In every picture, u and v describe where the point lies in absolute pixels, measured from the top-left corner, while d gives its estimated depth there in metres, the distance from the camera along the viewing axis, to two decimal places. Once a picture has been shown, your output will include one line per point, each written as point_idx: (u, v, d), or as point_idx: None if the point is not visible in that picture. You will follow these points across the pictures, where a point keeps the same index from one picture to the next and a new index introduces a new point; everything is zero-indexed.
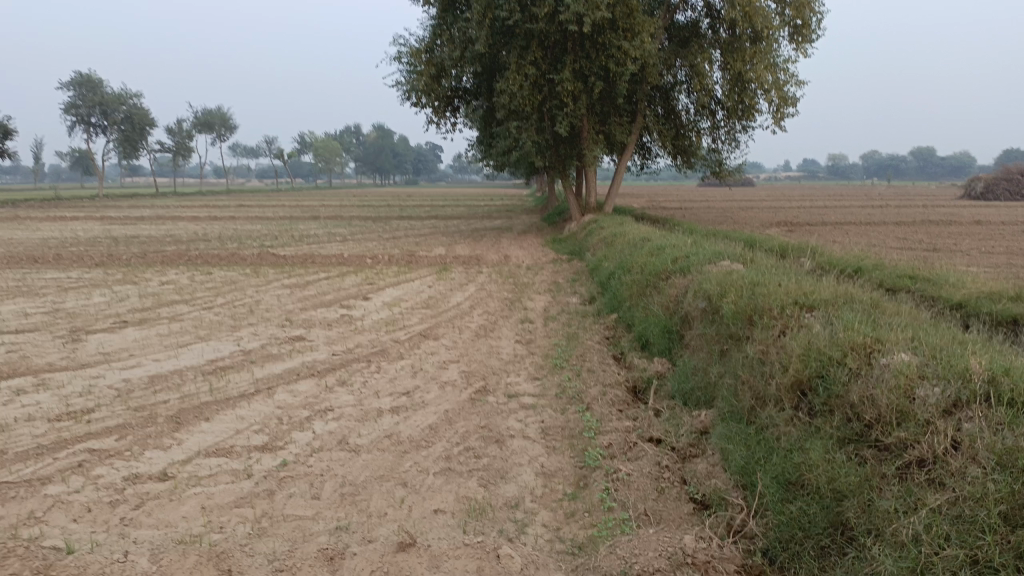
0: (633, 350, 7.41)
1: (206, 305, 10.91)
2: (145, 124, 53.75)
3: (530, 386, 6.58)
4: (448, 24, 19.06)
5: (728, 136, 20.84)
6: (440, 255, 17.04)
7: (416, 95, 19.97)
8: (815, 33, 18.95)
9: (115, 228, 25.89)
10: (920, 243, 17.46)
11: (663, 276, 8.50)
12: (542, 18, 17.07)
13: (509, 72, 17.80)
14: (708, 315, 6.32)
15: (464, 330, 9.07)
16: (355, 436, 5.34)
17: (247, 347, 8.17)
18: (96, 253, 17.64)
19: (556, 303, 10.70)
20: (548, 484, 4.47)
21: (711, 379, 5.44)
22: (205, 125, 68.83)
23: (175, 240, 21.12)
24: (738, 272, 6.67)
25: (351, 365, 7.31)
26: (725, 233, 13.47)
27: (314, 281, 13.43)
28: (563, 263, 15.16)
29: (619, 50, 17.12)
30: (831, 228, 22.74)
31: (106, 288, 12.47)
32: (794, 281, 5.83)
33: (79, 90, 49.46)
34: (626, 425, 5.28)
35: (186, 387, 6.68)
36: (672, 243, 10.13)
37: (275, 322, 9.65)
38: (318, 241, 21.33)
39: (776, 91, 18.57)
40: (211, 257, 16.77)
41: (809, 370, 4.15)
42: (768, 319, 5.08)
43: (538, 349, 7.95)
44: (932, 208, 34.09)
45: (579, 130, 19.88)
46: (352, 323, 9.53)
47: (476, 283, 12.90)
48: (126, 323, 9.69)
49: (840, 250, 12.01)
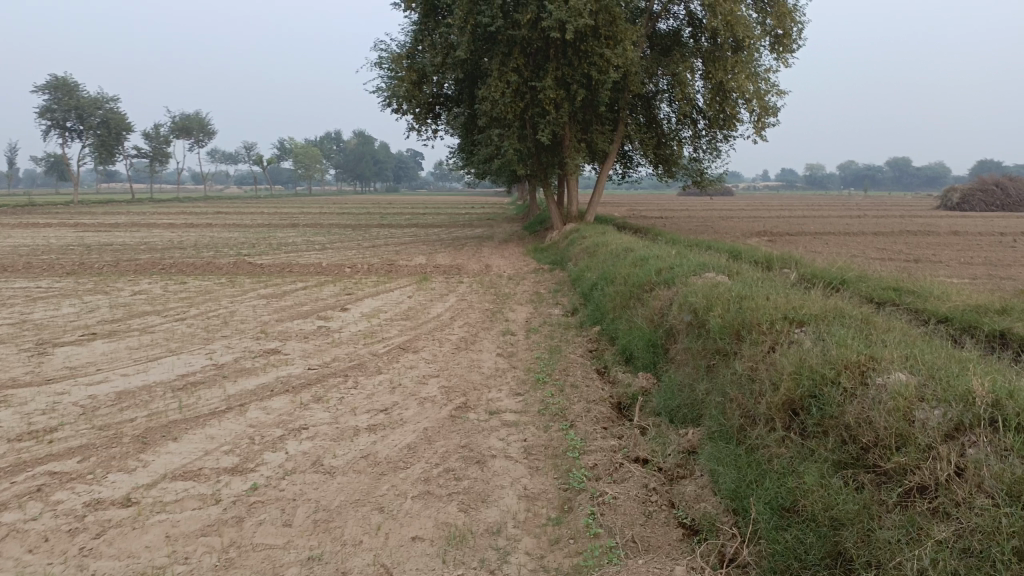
0: (617, 364, 7.25)
1: (179, 316, 10.63)
2: (121, 129, 53.06)
3: (512, 402, 6.40)
4: (429, 31, 18.94)
5: (709, 145, 20.85)
6: (421, 265, 16.82)
7: (397, 102, 19.82)
8: (795, 42, 19.03)
9: (89, 236, 25.38)
10: (901, 254, 17.52)
11: (647, 287, 8.37)
12: (524, 25, 16.98)
13: (491, 78, 17.65)
14: (694, 329, 6.18)
15: (445, 342, 8.87)
16: (330, 456, 5.13)
17: (220, 361, 7.91)
18: (67, 262, 17.22)
19: (538, 315, 10.53)
20: (531, 508, 4.28)
21: (698, 395, 5.29)
22: (183, 130, 67.98)
23: (150, 249, 20.71)
24: (723, 285, 6.55)
25: (328, 381, 7.09)
26: (708, 244, 13.40)
27: (292, 291, 13.16)
28: (545, 273, 15.03)
29: (601, 58, 17.05)
30: (811, 238, 22.82)
31: (76, 298, 12.12)
32: (781, 295, 5.71)
33: (54, 94, 48.70)
34: (611, 444, 5.11)
35: (154, 405, 6.42)
36: (655, 254, 10.01)
37: (250, 334, 9.39)
38: (296, 249, 21.02)
39: (757, 101, 18.60)
40: (186, 266, 16.44)
41: (801, 389, 4.00)
42: (756, 334, 4.94)
43: (520, 363, 7.77)
44: (910, 218, 34.42)
45: (561, 138, 19.78)
46: (330, 335, 9.29)
47: (457, 293, 12.71)
48: (95, 335, 9.38)
49: (822, 261, 11.98)
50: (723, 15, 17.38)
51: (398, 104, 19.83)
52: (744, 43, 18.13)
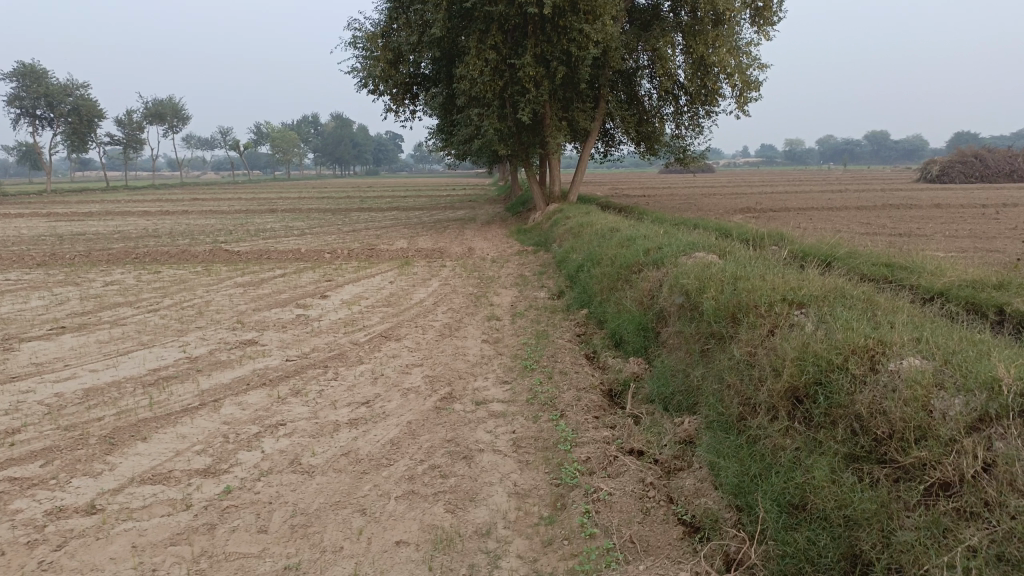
0: (606, 348, 7.03)
1: (152, 307, 10.27)
2: (93, 116, 51.95)
3: (499, 392, 6.15)
4: (404, 8, 18.49)
5: (691, 122, 20.63)
6: (402, 249, 16.50)
7: (373, 82, 19.41)
8: (776, 16, 18.79)
9: (61, 226, 24.76)
10: (886, 228, 17.42)
11: (634, 268, 8.14)
12: (502, 1, 16.58)
13: (468, 56, 17.25)
14: (686, 312, 5.96)
15: (428, 329, 8.61)
16: (308, 454, 4.87)
17: (194, 354, 7.59)
18: (37, 253, 16.71)
19: (523, 298, 10.28)
20: (522, 506, 4.05)
21: (693, 382, 5.08)
22: (157, 116, 66.69)
23: (124, 238, 20.19)
24: (714, 265, 6.33)
25: (307, 372, 6.81)
26: (694, 222, 13.19)
27: (270, 278, 12.81)
28: (528, 254, 14.78)
29: (581, 34, 16.71)
30: (795, 213, 22.67)
31: (45, 291, 11.70)
32: (776, 274, 5.50)
33: (22, 81, 47.43)
34: (604, 435, 4.88)
35: (124, 402, 6.12)
36: (641, 233, 9.78)
37: (225, 324, 9.06)
38: (274, 235, 20.58)
39: (739, 75, 18.34)
40: (161, 255, 16.01)
41: (806, 376, 3.79)
42: (754, 316, 4.71)
43: (506, 349, 7.53)
44: (892, 192, 34.48)
45: (542, 117, 19.44)
46: (309, 324, 8.98)
47: (439, 278, 12.44)
48: (63, 329, 9.02)
49: (810, 237, 11.82)
50: None
51: (374, 84, 19.39)
52: (725, 16, 17.85)
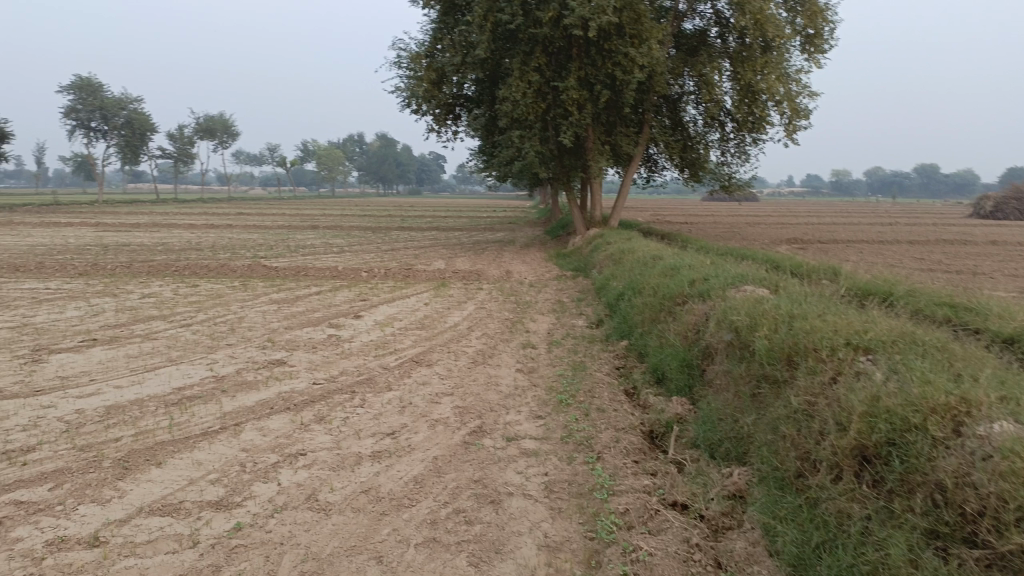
0: (647, 385, 6.64)
1: (185, 322, 10.16)
2: (145, 130, 53.27)
3: (532, 427, 5.80)
4: (449, 30, 18.46)
5: (738, 149, 20.16)
6: (439, 269, 16.30)
7: (417, 102, 19.37)
8: (828, 43, 18.29)
9: (107, 236, 25.17)
10: (941, 264, 16.69)
11: (678, 300, 7.75)
12: (548, 24, 16.42)
13: (512, 78, 17.09)
14: (736, 350, 5.55)
15: (461, 355, 8.30)
16: (326, 490, 4.57)
17: (220, 373, 7.39)
18: (80, 262, 16.89)
19: (560, 326, 9.93)
20: (553, 563, 3.70)
21: (745, 429, 4.69)
22: (207, 132, 68.19)
23: (166, 250, 20.38)
24: (767, 300, 5.92)
25: (333, 398, 6.54)
26: (740, 251, 12.75)
27: (305, 296, 12.66)
28: (567, 280, 14.45)
29: (626, 58, 16.46)
30: (844, 246, 22.01)
31: (81, 301, 11.70)
32: (836, 313, 5.07)
33: (79, 94, 48.80)
34: (645, 483, 4.50)
35: (143, 423, 5.91)
36: (686, 262, 9.37)
37: (255, 342, 8.88)
38: (313, 252, 20.59)
39: (788, 103, 17.86)
40: (200, 269, 16.04)
41: (876, 433, 3.42)
42: (812, 360, 4.31)
43: (541, 381, 7.17)
44: (943, 225, 33.47)
45: (584, 140, 19.18)
46: (339, 345, 8.75)
47: (475, 301, 12.17)
48: (94, 341, 8.93)
49: (863, 272, 11.27)
50: (753, 13, 16.68)
51: (418, 104, 19.34)
52: (775, 42, 17.45)
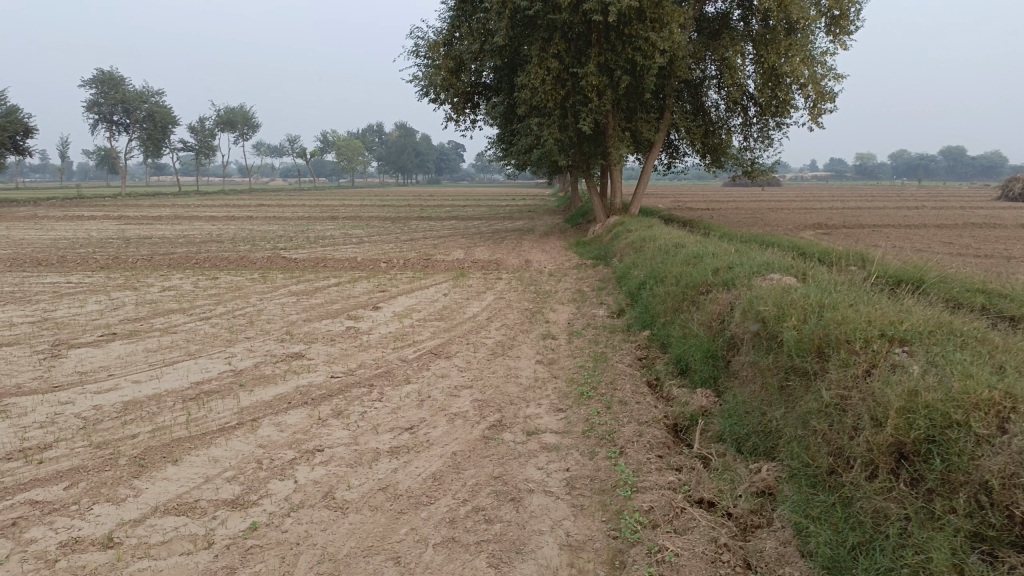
0: (670, 376, 6.49)
1: (204, 315, 10.14)
2: (167, 123, 53.67)
3: (553, 421, 5.67)
4: (467, 17, 18.28)
5: (761, 134, 19.83)
6: (458, 259, 16.19)
7: (434, 91, 19.23)
8: (853, 24, 17.87)
9: (130, 229, 25.36)
10: (970, 249, 16.31)
11: (702, 289, 7.58)
12: (567, 9, 16.19)
13: (530, 65, 16.87)
14: (763, 342, 5.38)
15: (480, 347, 8.19)
16: (343, 488, 4.48)
17: (238, 367, 7.34)
18: (102, 256, 16.99)
19: (581, 316, 9.78)
20: (576, 563, 3.58)
21: (773, 422, 4.54)
22: (228, 124, 68.55)
23: (186, 242, 20.48)
24: (794, 289, 5.74)
25: (350, 392, 6.45)
26: (763, 238, 12.50)
27: (324, 287, 12.61)
28: (587, 269, 14.29)
29: (647, 43, 16.19)
30: (869, 231, 21.61)
31: (102, 295, 11.73)
32: (869, 302, 4.89)
33: (101, 88, 49.20)
34: (669, 479, 4.36)
35: (161, 419, 5.86)
36: (709, 250, 9.18)
37: (274, 335, 8.82)
38: (333, 243, 20.56)
39: (813, 86, 17.49)
40: (220, 261, 16.09)
41: (915, 430, 3.26)
42: (844, 352, 4.15)
43: (562, 372, 7.04)
44: (971, 209, 32.82)
45: (604, 127, 18.94)
46: (358, 337, 8.67)
47: (494, 291, 12.06)
48: (114, 336, 8.92)
49: (891, 258, 11.00)
50: None
51: (436, 93, 19.20)
52: (799, 24, 17.07)
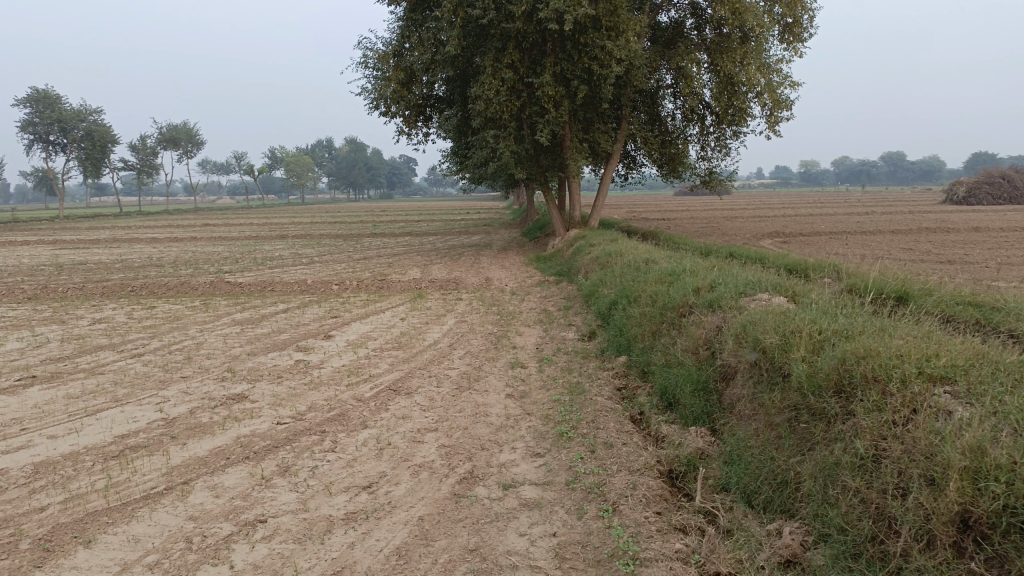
0: (657, 411, 5.88)
1: (137, 351, 9.23)
2: (107, 142, 51.82)
3: (531, 470, 5.00)
4: (417, 27, 17.56)
5: (718, 143, 19.60)
6: (415, 278, 15.46)
7: (385, 104, 18.50)
8: (807, 32, 17.75)
9: (64, 254, 23.95)
10: (930, 254, 16.18)
11: (683, 310, 7.01)
12: (521, 18, 15.71)
13: (484, 76, 16.25)
14: (763, 375, 4.83)
15: (444, 380, 7.48)
16: (289, 574, 3.73)
17: (171, 415, 6.49)
18: (30, 286, 15.76)
19: (549, 339, 9.14)
20: None
21: (788, 471, 3.97)
22: (171, 142, 66.58)
23: (124, 268, 19.29)
24: (795, 313, 5.20)
25: (299, 442, 5.69)
26: (732, 251, 12.09)
27: (272, 315, 11.72)
28: (550, 286, 13.72)
29: (603, 51, 15.79)
30: (827, 238, 21.54)
31: (25, 331, 10.68)
32: (888, 331, 4.36)
33: (35, 107, 47.13)
34: (675, 546, 3.74)
35: (75, 486, 5.02)
36: (685, 267, 8.64)
37: (214, 373, 7.97)
38: (283, 264, 19.61)
39: (770, 94, 17.25)
40: (160, 287, 15.05)
41: (988, 499, 2.81)
42: (874, 395, 3.66)
43: (536, 409, 6.37)
44: (919, 214, 33.32)
45: (561, 138, 18.41)
46: (308, 373, 7.87)
47: (454, 313, 11.37)
48: (32, 379, 7.96)
49: (863, 267, 10.65)
50: (731, 3, 15.98)
51: (387, 106, 18.44)
52: (754, 32, 16.82)
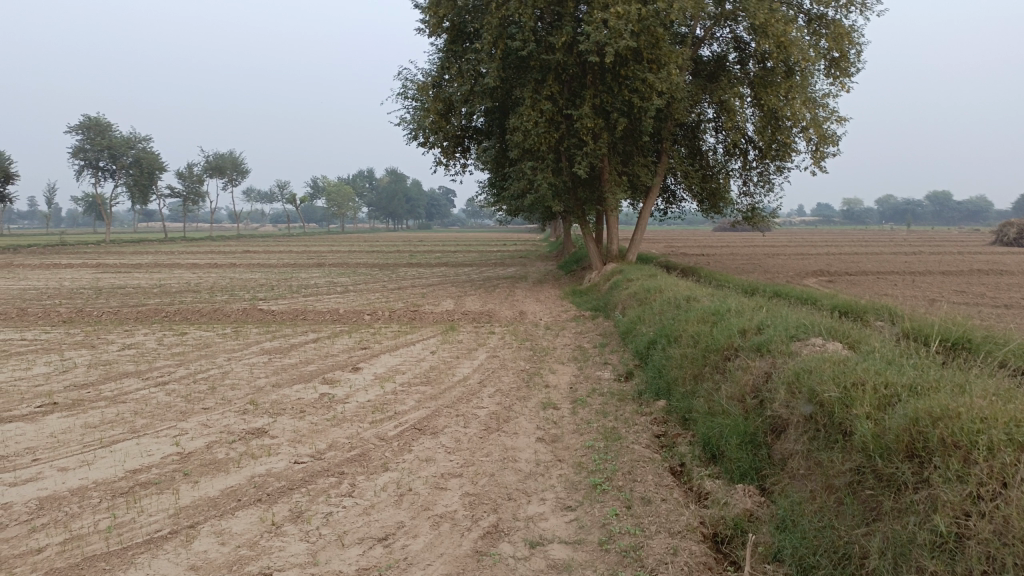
0: (699, 464, 5.43)
1: (162, 379, 9.03)
2: (154, 169, 53.06)
3: (561, 527, 4.59)
4: (457, 57, 17.49)
5: (761, 178, 19.12)
6: (448, 310, 15.20)
7: (424, 134, 18.43)
8: (855, 66, 17.28)
9: (105, 278, 24.24)
10: (985, 298, 15.44)
11: (728, 353, 6.58)
12: (561, 49, 15.58)
13: (523, 107, 16.09)
14: (820, 431, 4.39)
15: (473, 420, 7.10)
16: None
17: (186, 449, 6.22)
18: (66, 309, 15.82)
19: (584, 379, 8.72)
20: None
21: (852, 544, 3.53)
22: (217, 169, 67.95)
23: (161, 293, 19.36)
24: (855, 363, 4.74)
25: (315, 484, 5.36)
26: (777, 289, 11.58)
27: (301, 345, 11.48)
28: (586, 322, 13.33)
29: (644, 83, 15.53)
30: (874, 278, 20.82)
31: (54, 355, 10.59)
32: (967, 389, 3.90)
33: (87, 134, 48.47)
34: None
35: (78, 525, 4.74)
36: (729, 306, 8.20)
37: (236, 405, 7.71)
38: (317, 292, 19.53)
39: (815, 129, 16.77)
40: (193, 314, 14.98)
41: None
42: (955, 463, 3.24)
43: (569, 455, 5.95)
44: (970, 254, 32.24)
45: (600, 171, 18.09)
46: (332, 408, 7.57)
47: (486, 348, 11.02)
48: (54, 406, 7.78)
49: (917, 310, 10.08)
50: (776, 35, 15.62)
51: (425, 136, 18.36)
52: (799, 66, 16.35)
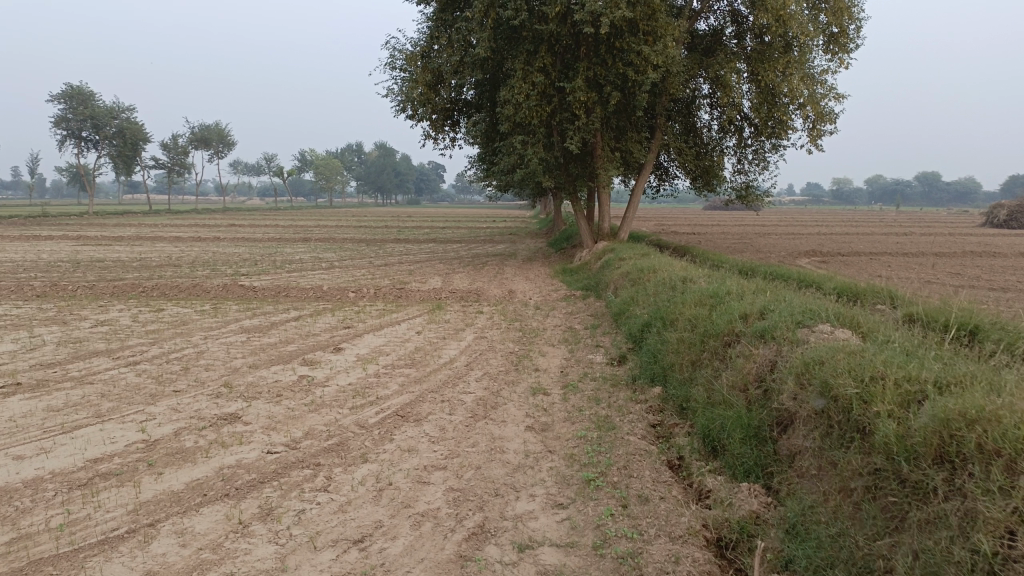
0: (699, 458, 5.10)
1: (134, 359, 8.61)
2: (139, 140, 52.01)
3: (552, 527, 4.26)
4: (447, 27, 16.89)
5: (756, 156, 18.74)
6: (435, 288, 14.80)
7: (411, 107, 17.89)
8: (854, 42, 16.83)
9: (83, 250, 23.63)
10: (982, 281, 15.15)
11: (728, 339, 6.23)
12: (554, 19, 15.04)
13: (514, 80, 15.59)
14: (835, 427, 4.06)
15: (458, 406, 6.73)
16: None
17: (153, 436, 5.83)
18: (41, 283, 15.28)
19: (576, 362, 8.37)
20: None
21: (872, 557, 3.21)
22: (202, 141, 66.81)
23: (140, 267, 18.82)
24: (870, 354, 4.41)
25: (287, 477, 4.99)
26: (773, 270, 11.27)
27: (282, 323, 11.07)
28: (576, 302, 12.98)
29: (639, 57, 15.02)
30: (868, 259, 20.53)
31: (23, 332, 10.13)
32: (1000, 389, 3.56)
33: (69, 103, 47.33)
34: None
35: (27, 523, 4.35)
36: (728, 288, 7.84)
37: (209, 388, 7.31)
38: (302, 268, 19.04)
39: (813, 107, 16.35)
40: (172, 289, 14.49)
41: None
42: (998, 473, 2.93)
43: (560, 446, 5.61)
44: (962, 236, 32.01)
45: (592, 147, 17.64)
46: (311, 392, 7.19)
47: (474, 328, 10.63)
48: (16, 388, 7.36)
49: (919, 294, 9.72)
50: (775, 10, 15.12)
51: (413, 109, 17.82)
52: (797, 41, 15.93)
